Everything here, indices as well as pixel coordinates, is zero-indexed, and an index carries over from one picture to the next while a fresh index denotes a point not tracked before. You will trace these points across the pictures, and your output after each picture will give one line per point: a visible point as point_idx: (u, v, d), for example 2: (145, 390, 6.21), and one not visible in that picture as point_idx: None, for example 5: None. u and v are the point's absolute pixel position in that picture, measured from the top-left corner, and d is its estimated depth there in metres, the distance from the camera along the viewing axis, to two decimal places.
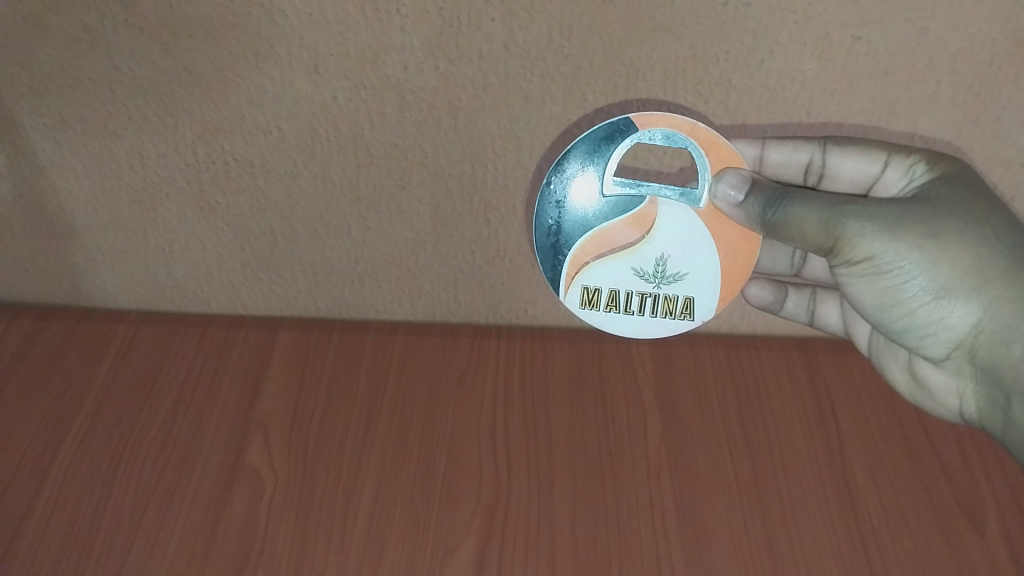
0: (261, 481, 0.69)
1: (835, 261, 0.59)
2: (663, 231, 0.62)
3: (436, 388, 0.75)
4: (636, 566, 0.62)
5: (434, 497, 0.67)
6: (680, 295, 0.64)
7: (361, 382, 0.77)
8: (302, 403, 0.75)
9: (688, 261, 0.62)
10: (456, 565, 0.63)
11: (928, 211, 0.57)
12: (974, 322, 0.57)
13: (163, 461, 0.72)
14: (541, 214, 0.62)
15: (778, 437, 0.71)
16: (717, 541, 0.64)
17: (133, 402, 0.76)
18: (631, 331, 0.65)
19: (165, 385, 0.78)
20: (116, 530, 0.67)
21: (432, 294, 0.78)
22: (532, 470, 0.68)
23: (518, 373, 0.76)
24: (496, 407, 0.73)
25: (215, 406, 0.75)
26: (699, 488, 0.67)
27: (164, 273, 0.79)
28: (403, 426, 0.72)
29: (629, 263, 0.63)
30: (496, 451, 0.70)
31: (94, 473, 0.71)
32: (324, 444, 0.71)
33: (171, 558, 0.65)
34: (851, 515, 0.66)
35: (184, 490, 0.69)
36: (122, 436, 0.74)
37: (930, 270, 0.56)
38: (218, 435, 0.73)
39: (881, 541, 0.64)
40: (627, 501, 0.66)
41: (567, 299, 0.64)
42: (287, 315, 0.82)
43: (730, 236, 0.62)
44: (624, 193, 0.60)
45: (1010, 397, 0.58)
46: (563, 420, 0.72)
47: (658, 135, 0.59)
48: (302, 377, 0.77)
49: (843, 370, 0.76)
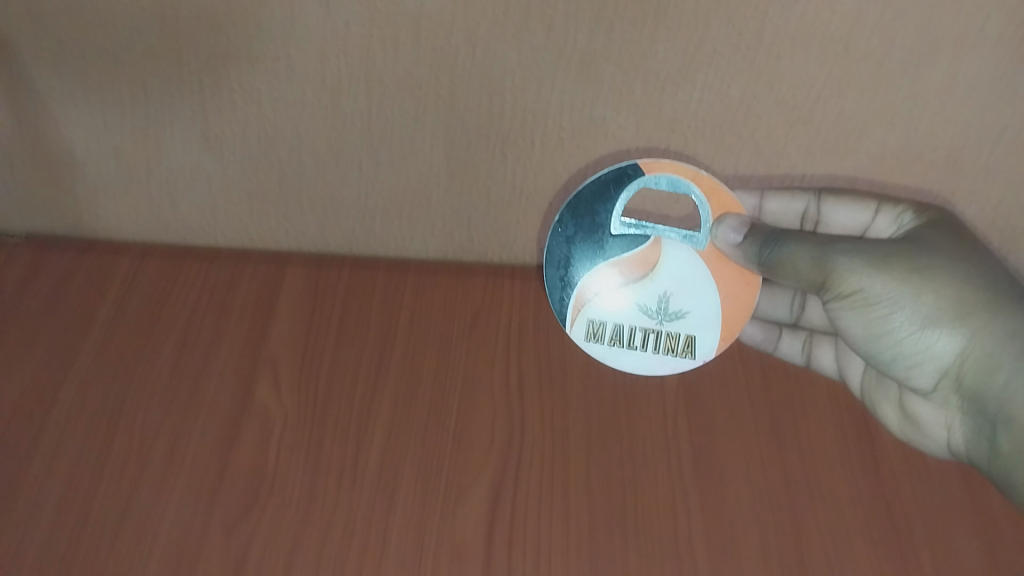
0: (272, 422, 0.69)
1: (829, 298, 0.63)
2: (665, 270, 0.68)
3: (450, 331, 0.75)
4: (647, 513, 0.63)
5: (446, 437, 0.67)
6: (681, 334, 0.69)
7: (372, 324, 0.76)
8: (314, 343, 0.74)
9: (689, 301, 0.69)
10: (470, 503, 0.64)
11: (913, 249, 0.62)
12: (958, 351, 0.59)
13: (172, 399, 0.71)
14: (554, 251, 0.68)
15: (789, 397, 0.72)
16: (727, 490, 0.65)
17: (140, 339, 0.75)
18: (635, 367, 0.70)
19: (171, 320, 0.77)
20: (125, 463, 0.67)
21: (444, 231, 0.77)
22: (544, 413, 0.69)
23: (532, 318, 0.76)
24: (510, 353, 0.73)
25: (225, 344, 0.74)
26: (717, 432, 0.68)
27: (168, 205, 0.77)
28: (417, 370, 0.72)
29: (634, 302, 0.69)
30: (509, 398, 0.70)
31: (102, 409, 0.70)
32: (336, 383, 0.71)
33: (181, 493, 0.65)
34: (861, 471, 0.67)
35: (192, 426, 0.69)
36: (128, 371, 0.73)
37: (911, 304, 0.59)
38: (225, 372, 0.72)
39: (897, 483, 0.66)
40: (644, 443, 0.67)
41: (574, 333, 0.70)
42: (295, 251, 0.81)
43: (729, 278, 0.68)
44: (630, 234, 0.67)
45: (996, 424, 0.60)
46: (577, 369, 0.72)
47: (663, 180, 0.65)
48: (313, 315, 0.76)
49: None
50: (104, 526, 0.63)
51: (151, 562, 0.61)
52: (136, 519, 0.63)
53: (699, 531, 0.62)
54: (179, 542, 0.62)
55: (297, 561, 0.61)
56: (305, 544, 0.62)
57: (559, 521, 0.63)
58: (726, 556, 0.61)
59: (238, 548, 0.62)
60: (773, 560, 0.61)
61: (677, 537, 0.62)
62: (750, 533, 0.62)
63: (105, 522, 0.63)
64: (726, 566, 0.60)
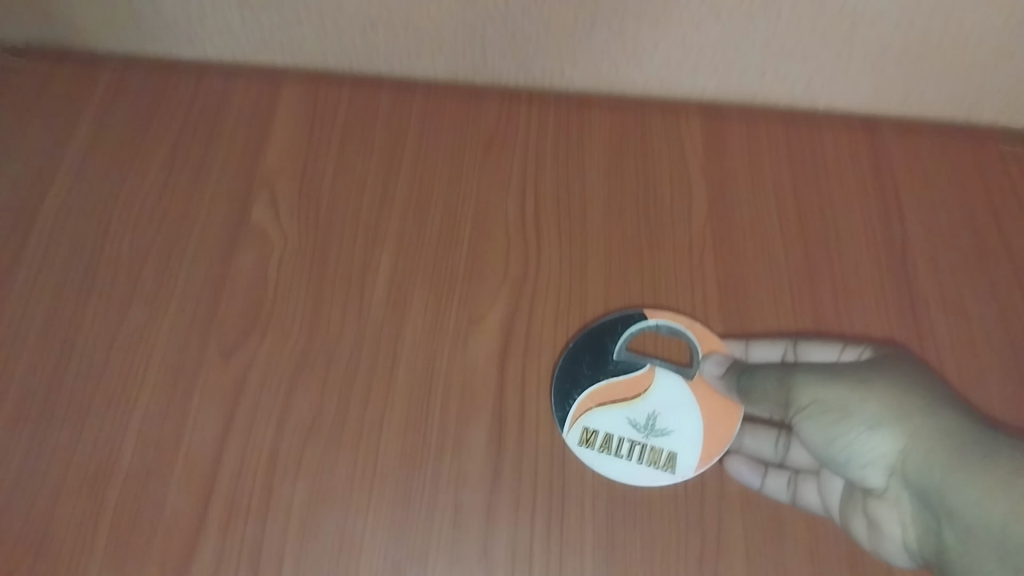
0: (270, 246, 0.65)
1: (791, 415, 0.53)
2: (660, 391, 0.58)
3: (463, 156, 0.70)
4: (671, 351, 0.61)
5: (457, 266, 0.64)
6: (667, 449, 0.57)
7: (375, 148, 0.70)
8: (313, 167, 0.69)
9: (677, 421, 0.57)
10: (483, 334, 0.61)
11: (837, 371, 0.52)
12: (900, 450, 0.48)
13: (159, 220, 0.66)
14: (558, 366, 0.59)
15: (826, 233, 0.68)
16: (756, 332, 0.62)
17: (122, 155, 0.69)
18: (620, 475, 0.56)
19: (156, 138, 0.71)
20: (112, 286, 0.63)
21: (455, 48, 0.70)
22: (563, 242, 0.66)
23: (550, 144, 0.71)
24: (527, 183, 0.68)
25: (215, 165, 0.69)
26: (746, 265, 0.65)
27: (148, 9, 0.69)
28: (425, 197, 0.68)
29: (624, 413, 0.58)
30: (524, 229, 0.66)
31: (86, 228, 0.66)
32: (339, 209, 0.67)
33: (173, 318, 0.62)
34: (897, 314, 0.65)
35: (182, 251, 0.65)
36: (112, 192, 0.68)
37: (853, 408, 0.50)
38: (217, 196, 0.67)
39: (933, 321, 0.64)
40: (667, 277, 0.64)
41: (567, 433, 0.57)
42: (292, 67, 0.74)
43: (716, 408, 0.58)
44: (625, 358, 0.59)
45: (940, 523, 0.46)
46: (598, 200, 0.68)
47: (660, 326, 0.61)
48: (313, 137, 0.71)
49: (907, 149, 0.73)
50: (94, 348, 0.60)
51: (145, 385, 0.59)
52: (127, 342, 0.60)
53: None
54: (174, 365, 0.59)
55: (298, 385, 0.58)
56: (308, 367, 0.59)
57: None
58: None
59: (236, 372, 0.59)
60: None
61: None
62: None
63: (94, 345, 0.60)
64: (747, 409, 0.59)
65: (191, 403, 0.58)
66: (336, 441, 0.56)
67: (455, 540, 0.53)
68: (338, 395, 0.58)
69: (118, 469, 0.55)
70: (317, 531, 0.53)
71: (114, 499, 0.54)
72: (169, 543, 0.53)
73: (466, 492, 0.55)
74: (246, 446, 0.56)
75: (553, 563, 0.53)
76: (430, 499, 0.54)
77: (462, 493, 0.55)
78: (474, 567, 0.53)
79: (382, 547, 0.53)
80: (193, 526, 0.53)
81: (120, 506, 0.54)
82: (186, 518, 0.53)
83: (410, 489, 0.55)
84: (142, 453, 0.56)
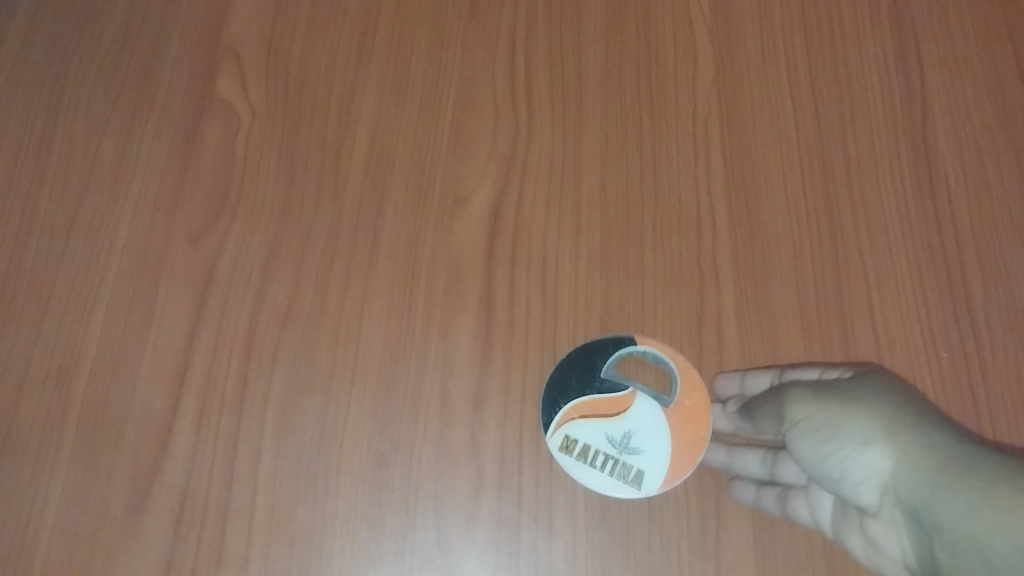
0: (260, 135, 0.64)
1: (786, 431, 0.52)
2: (641, 411, 0.56)
3: (451, 34, 0.68)
4: (670, 233, 0.61)
5: (439, 147, 0.64)
6: (636, 466, 0.54)
7: (369, 27, 0.68)
8: (301, 51, 0.67)
9: (652, 443, 0.55)
10: (468, 218, 0.62)
11: (836, 392, 0.51)
12: (893, 468, 0.46)
13: (144, 107, 0.65)
14: (550, 374, 0.57)
15: (840, 108, 0.66)
16: (763, 212, 0.62)
17: (101, 37, 0.67)
18: (590, 483, 0.54)
19: (123, 22, 0.68)
20: (82, 179, 0.62)
21: None
22: (557, 123, 0.65)
23: (545, 21, 0.69)
24: (519, 64, 0.67)
25: (199, 49, 0.67)
26: (754, 143, 0.65)
27: None
28: (422, 80, 0.66)
29: (602, 427, 0.55)
30: (519, 112, 0.65)
31: (70, 115, 0.64)
32: (321, 92, 0.65)
33: (144, 212, 0.62)
34: (917, 191, 0.64)
35: (153, 142, 0.64)
36: (79, 80, 0.65)
37: (844, 429, 0.48)
38: (187, 84, 0.66)
39: (953, 195, 0.63)
40: (666, 155, 0.64)
41: (550, 437, 0.55)
42: None
43: (688, 435, 0.55)
44: (613, 376, 0.57)
45: (932, 535, 0.45)
46: (596, 79, 0.67)
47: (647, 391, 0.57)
48: (297, 19, 0.69)
49: (926, 20, 0.70)
50: (90, 241, 0.60)
51: (144, 279, 0.59)
52: (122, 236, 0.61)
53: (727, 256, 0.61)
54: (170, 258, 0.60)
55: (291, 278, 0.59)
56: (303, 256, 0.60)
57: (570, 239, 0.61)
58: (753, 277, 0.60)
59: (229, 266, 0.60)
60: (807, 284, 0.60)
61: (703, 260, 0.60)
62: (784, 259, 0.61)
63: (89, 237, 0.60)
64: (751, 290, 0.60)
65: (191, 297, 0.59)
66: (325, 330, 0.58)
67: (444, 428, 0.56)
68: (335, 283, 0.59)
69: (124, 362, 0.57)
70: (303, 420, 0.56)
71: (122, 390, 0.56)
72: (178, 435, 0.55)
73: (455, 379, 0.57)
74: (245, 337, 0.58)
75: (545, 446, 0.55)
76: (417, 386, 0.57)
77: (451, 380, 0.57)
78: (464, 456, 0.55)
79: (368, 440, 0.55)
80: (197, 418, 0.55)
81: (128, 400, 0.56)
82: (192, 410, 0.56)
83: (397, 376, 0.57)
84: (146, 347, 0.57)
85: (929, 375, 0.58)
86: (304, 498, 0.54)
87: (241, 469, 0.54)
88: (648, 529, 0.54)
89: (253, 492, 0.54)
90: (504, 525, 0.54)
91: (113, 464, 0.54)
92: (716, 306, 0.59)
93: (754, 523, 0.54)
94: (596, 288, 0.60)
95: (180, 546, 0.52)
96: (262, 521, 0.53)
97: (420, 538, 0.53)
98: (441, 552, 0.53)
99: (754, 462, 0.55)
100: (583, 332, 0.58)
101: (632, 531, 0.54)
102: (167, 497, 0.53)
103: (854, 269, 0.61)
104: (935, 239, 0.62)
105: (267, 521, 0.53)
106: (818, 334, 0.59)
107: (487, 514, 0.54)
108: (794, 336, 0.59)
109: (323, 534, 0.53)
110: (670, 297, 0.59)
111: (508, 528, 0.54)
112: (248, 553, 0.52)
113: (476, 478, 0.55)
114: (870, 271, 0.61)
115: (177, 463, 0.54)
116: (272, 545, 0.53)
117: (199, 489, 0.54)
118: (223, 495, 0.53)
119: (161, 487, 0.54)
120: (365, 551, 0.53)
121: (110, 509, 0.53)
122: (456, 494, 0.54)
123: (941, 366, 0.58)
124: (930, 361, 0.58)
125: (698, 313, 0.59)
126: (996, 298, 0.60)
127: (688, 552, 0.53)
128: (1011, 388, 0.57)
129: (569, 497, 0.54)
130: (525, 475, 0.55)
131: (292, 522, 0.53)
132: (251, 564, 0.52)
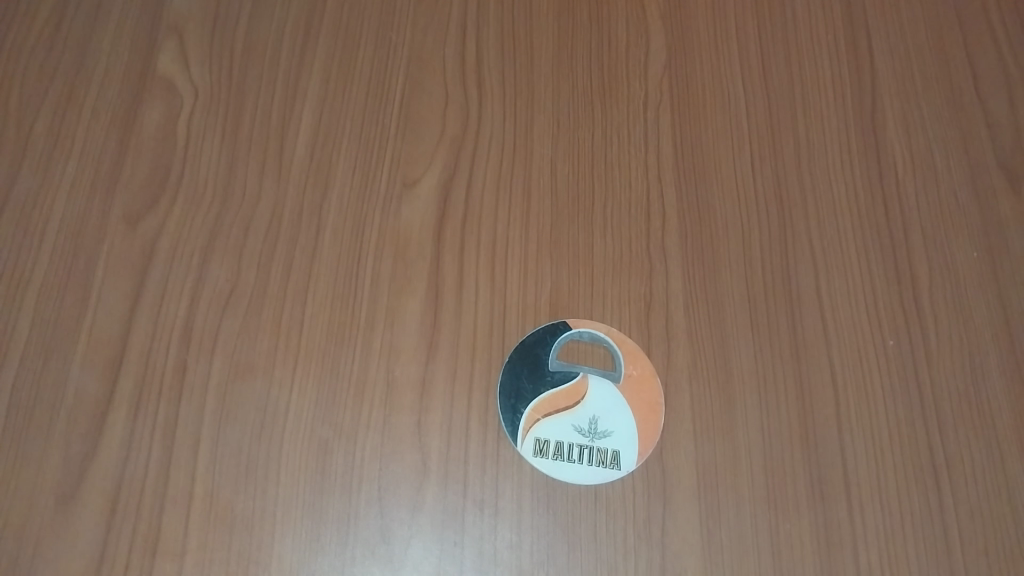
0: (207, 119, 0.64)
1: None
2: (597, 394, 0.58)
3: (397, 23, 0.69)
4: (618, 219, 0.63)
5: (391, 127, 0.65)
6: (611, 449, 0.56)
7: (325, 16, 0.69)
8: (251, 36, 0.67)
9: (618, 422, 0.57)
10: (416, 199, 0.62)
11: None
12: None
13: (85, 90, 0.64)
14: (500, 381, 0.57)
15: (788, 103, 0.69)
16: (712, 200, 0.65)
17: (45, 22, 0.67)
18: (574, 478, 0.55)
19: (64, 8, 0.67)
20: (20, 162, 0.61)
21: None
22: (507, 105, 0.66)
23: (493, 12, 0.70)
24: (469, 54, 0.68)
25: (143, 33, 0.67)
26: (697, 129, 0.67)
27: None
28: (377, 67, 0.67)
29: (568, 420, 0.57)
30: (469, 99, 0.66)
31: (7, 98, 0.63)
32: (270, 73, 0.66)
33: (85, 195, 0.60)
34: (862, 182, 0.67)
35: (92, 123, 0.63)
36: (17, 64, 0.64)
37: None
38: (129, 67, 0.65)
39: (884, 178, 0.67)
40: (618, 139, 0.66)
41: (522, 446, 0.55)
42: None
43: (647, 405, 0.57)
44: (562, 366, 0.58)
45: None
46: (546, 69, 0.68)
47: (595, 372, 0.58)
48: (242, 4, 0.69)
49: (851, 16, 0.74)
50: (27, 225, 0.59)
51: (81, 264, 0.58)
52: (60, 220, 0.59)
53: (675, 243, 0.63)
54: (111, 243, 0.59)
55: (236, 263, 0.59)
56: (250, 240, 0.60)
57: (519, 225, 0.62)
58: (703, 262, 0.62)
59: (169, 251, 0.59)
60: (754, 270, 0.62)
61: (653, 247, 0.62)
62: (732, 247, 0.63)
63: (23, 221, 0.59)
64: (700, 275, 0.62)
65: (131, 281, 0.58)
66: (267, 316, 0.57)
67: (387, 416, 0.55)
68: (283, 268, 0.59)
69: (58, 348, 0.55)
70: (241, 406, 0.55)
71: (56, 376, 0.55)
72: (113, 422, 0.54)
73: (399, 365, 0.57)
74: (186, 322, 0.57)
75: (493, 430, 0.56)
76: (360, 373, 0.56)
77: (395, 367, 0.57)
78: (408, 443, 0.55)
79: (308, 427, 0.54)
80: (135, 405, 0.54)
81: (62, 386, 0.54)
82: (129, 396, 0.54)
83: (338, 363, 0.56)
84: (81, 334, 0.56)
85: (873, 359, 0.61)
86: (243, 488, 0.53)
87: (182, 457, 0.53)
88: (595, 515, 0.54)
89: (194, 477, 0.53)
90: (449, 514, 0.53)
91: (44, 453, 0.53)
92: (664, 290, 0.61)
93: (701, 508, 0.55)
94: (544, 273, 0.61)
95: (119, 536, 0.51)
96: (200, 509, 0.52)
97: (363, 527, 0.52)
98: (384, 542, 0.52)
99: (708, 445, 0.57)
100: (531, 320, 0.59)
101: (579, 518, 0.54)
102: (103, 487, 0.52)
103: (802, 254, 0.63)
104: (880, 228, 0.65)
105: (203, 510, 0.52)
106: (765, 319, 0.61)
107: (432, 502, 0.53)
108: (741, 320, 0.61)
109: (261, 524, 0.52)
110: (619, 283, 0.61)
111: (452, 517, 0.53)
112: (183, 543, 0.51)
113: (422, 466, 0.54)
114: (816, 250, 0.64)
115: (112, 451, 0.53)
116: (209, 534, 0.51)
117: (139, 477, 0.52)
118: (163, 484, 0.52)
119: (96, 476, 0.52)
120: (307, 539, 0.52)
121: (41, 498, 0.51)
122: (400, 483, 0.54)
123: (887, 351, 0.61)
124: (876, 347, 0.61)
125: (647, 298, 0.61)
126: (935, 284, 0.64)
127: (636, 541, 0.54)
128: (949, 371, 0.61)
129: (516, 484, 0.54)
130: (471, 463, 0.55)
131: (233, 510, 0.52)
132: (187, 555, 0.51)
